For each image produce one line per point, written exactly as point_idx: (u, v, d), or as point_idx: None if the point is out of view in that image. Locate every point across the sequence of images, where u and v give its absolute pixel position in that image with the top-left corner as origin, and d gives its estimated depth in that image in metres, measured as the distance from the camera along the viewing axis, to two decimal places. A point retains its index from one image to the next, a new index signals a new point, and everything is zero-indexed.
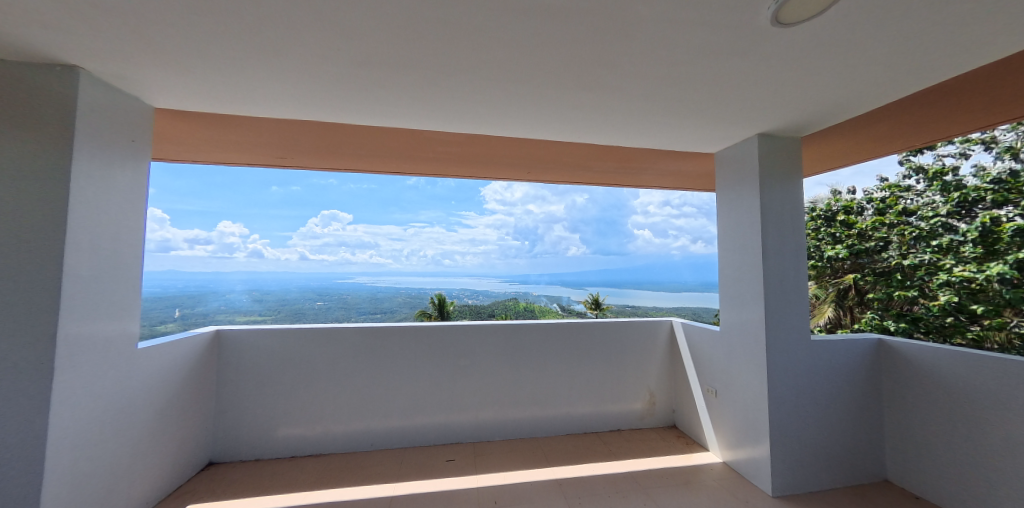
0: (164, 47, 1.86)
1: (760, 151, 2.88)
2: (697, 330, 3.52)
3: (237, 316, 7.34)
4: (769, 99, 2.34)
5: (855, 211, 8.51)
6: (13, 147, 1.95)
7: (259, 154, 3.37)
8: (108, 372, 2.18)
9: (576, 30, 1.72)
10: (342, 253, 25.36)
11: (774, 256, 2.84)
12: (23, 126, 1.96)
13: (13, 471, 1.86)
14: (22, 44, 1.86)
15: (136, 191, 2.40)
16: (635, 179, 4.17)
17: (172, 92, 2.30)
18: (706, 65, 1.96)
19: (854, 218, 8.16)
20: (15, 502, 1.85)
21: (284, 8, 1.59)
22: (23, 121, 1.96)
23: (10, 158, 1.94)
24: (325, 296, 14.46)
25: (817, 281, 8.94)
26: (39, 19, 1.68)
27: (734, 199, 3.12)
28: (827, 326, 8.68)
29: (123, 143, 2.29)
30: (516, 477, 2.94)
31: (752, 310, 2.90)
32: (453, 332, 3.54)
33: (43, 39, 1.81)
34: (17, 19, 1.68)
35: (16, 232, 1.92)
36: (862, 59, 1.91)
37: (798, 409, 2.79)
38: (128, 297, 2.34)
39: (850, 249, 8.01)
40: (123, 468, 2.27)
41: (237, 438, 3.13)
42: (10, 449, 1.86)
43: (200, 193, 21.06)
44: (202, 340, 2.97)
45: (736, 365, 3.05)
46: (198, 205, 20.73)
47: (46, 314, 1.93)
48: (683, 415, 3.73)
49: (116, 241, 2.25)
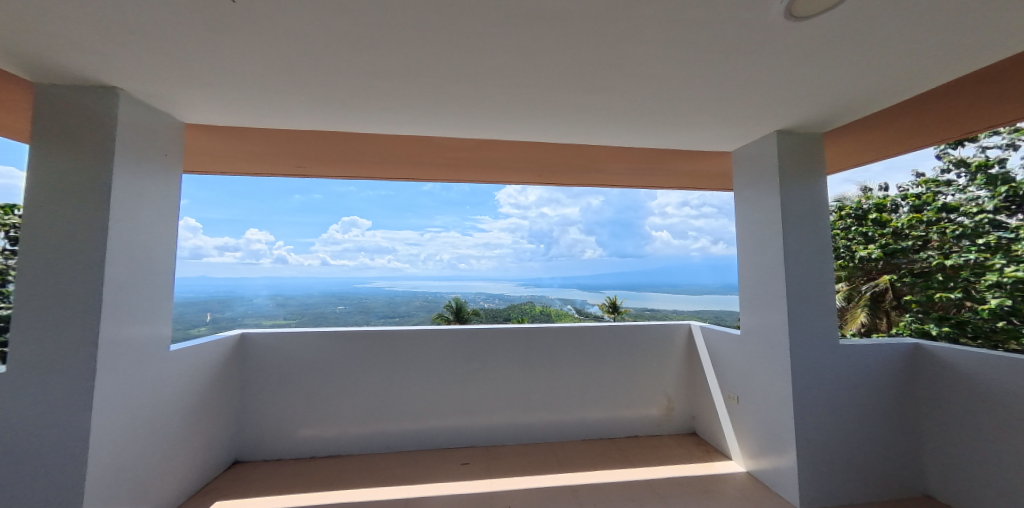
0: (196, 68, 1.99)
1: (779, 149, 2.80)
2: (717, 333, 3.42)
3: (262, 319, 7.93)
4: (786, 95, 2.28)
5: (889, 208, 8.26)
6: (63, 164, 2.11)
7: (279, 164, 3.49)
8: (144, 373, 2.31)
9: (583, 34, 1.73)
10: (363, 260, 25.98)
11: (797, 258, 2.75)
12: (70, 144, 2.12)
13: (59, 469, 1.99)
14: (70, 71, 2.02)
15: (167, 201, 2.54)
16: (646, 180, 4.09)
17: (201, 108, 2.44)
18: (718, 62, 1.94)
19: (887, 216, 7.88)
20: (63, 495, 1.98)
21: (304, 26, 1.68)
22: (68, 139, 2.12)
23: (59, 173, 2.10)
24: (344, 300, 14.84)
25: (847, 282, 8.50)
26: (85, 47, 1.83)
27: (752, 199, 3.04)
28: (860, 331, 8.05)
29: (156, 156, 2.44)
30: (530, 482, 2.93)
31: (773, 311, 2.81)
32: (467, 335, 3.56)
33: (87, 65, 1.97)
34: (64, 46, 1.82)
35: (66, 242, 2.08)
36: (882, 52, 1.86)
37: (825, 415, 2.68)
38: (161, 303, 2.48)
39: (884, 249, 7.70)
40: (156, 464, 2.39)
41: (260, 439, 3.24)
42: (57, 445, 2.00)
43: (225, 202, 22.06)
44: (228, 343, 3.10)
45: (757, 369, 2.95)
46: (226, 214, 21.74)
47: (89, 319, 2.07)
48: (703, 420, 3.63)
49: (149, 248, 2.39)
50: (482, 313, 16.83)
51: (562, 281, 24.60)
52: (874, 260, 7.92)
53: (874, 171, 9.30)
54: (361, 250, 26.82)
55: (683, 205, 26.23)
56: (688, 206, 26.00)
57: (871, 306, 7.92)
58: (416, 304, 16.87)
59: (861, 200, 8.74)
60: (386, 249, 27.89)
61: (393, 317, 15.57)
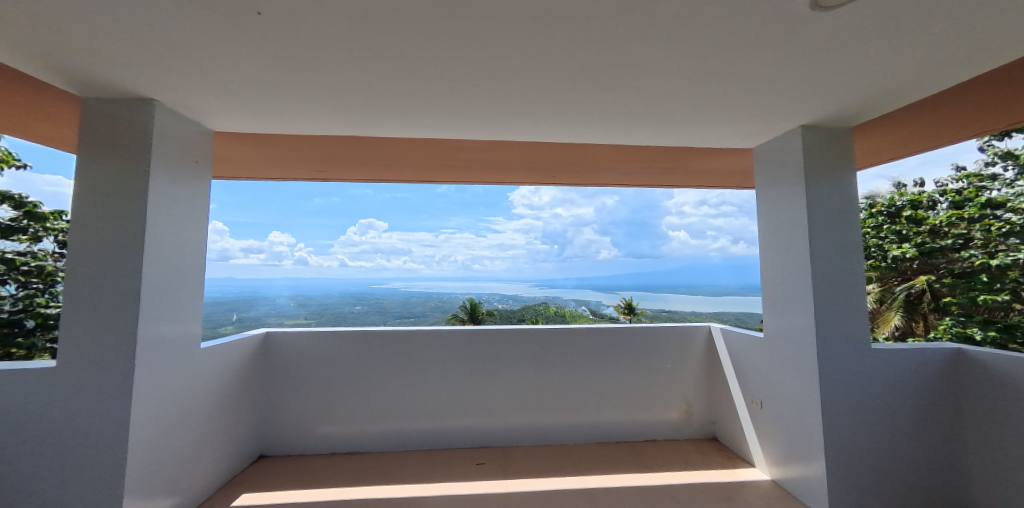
0: (223, 78, 2.09)
1: (804, 144, 2.70)
2: (739, 336, 3.32)
3: (281, 318, 8.18)
4: (811, 89, 2.20)
5: (925, 205, 8.58)
6: (104, 172, 2.25)
7: (301, 169, 3.62)
8: (176, 369, 2.44)
9: (596, 33, 1.72)
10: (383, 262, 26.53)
11: (824, 257, 2.64)
12: (111, 153, 2.26)
13: (101, 458, 2.12)
14: (110, 84, 2.15)
15: (198, 205, 2.67)
16: (664, 179, 4.01)
17: (229, 117, 2.56)
18: (739, 56, 1.88)
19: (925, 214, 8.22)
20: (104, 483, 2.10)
21: (323, 35, 1.73)
22: (110, 149, 2.26)
23: (103, 180, 2.25)
24: (362, 301, 15.17)
25: (879, 281, 8.51)
26: (124, 62, 1.94)
27: (775, 197, 2.94)
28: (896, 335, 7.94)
29: (189, 163, 2.57)
30: (547, 484, 2.93)
31: (799, 313, 2.70)
32: (484, 335, 3.59)
33: (126, 78, 2.09)
34: (105, 61, 1.94)
35: (107, 245, 2.22)
36: (918, 39, 1.76)
37: (855, 422, 2.56)
38: (191, 303, 2.60)
39: (921, 249, 7.95)
40: (188, 457, 2.51)
41: (283, 435, 3.35)
42: (98, 436, 2.13)
43: (248, 205, 22.98)
44: (254, 341, 3.22)
45: (782, 373, 2.84)
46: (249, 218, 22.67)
47: (127, 318, 2.19)
48: (724, 426, 3.52)
49: (181, 250, 2.52)
50: (495, 313, 16.88)
51: (582, 282, 24.38)
52: (909, 260, 8.09)
53: (903, 166, 9.34)
54: (378, 252, 27.36)
55: (702, 204, 25.83)
56: (705, 205, 25.49)
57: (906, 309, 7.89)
58: (432, 304, 17.07)
59: (896, 197, 9.00)
60: (401, 252, 28.35)
61: (408, 317, 15.88)
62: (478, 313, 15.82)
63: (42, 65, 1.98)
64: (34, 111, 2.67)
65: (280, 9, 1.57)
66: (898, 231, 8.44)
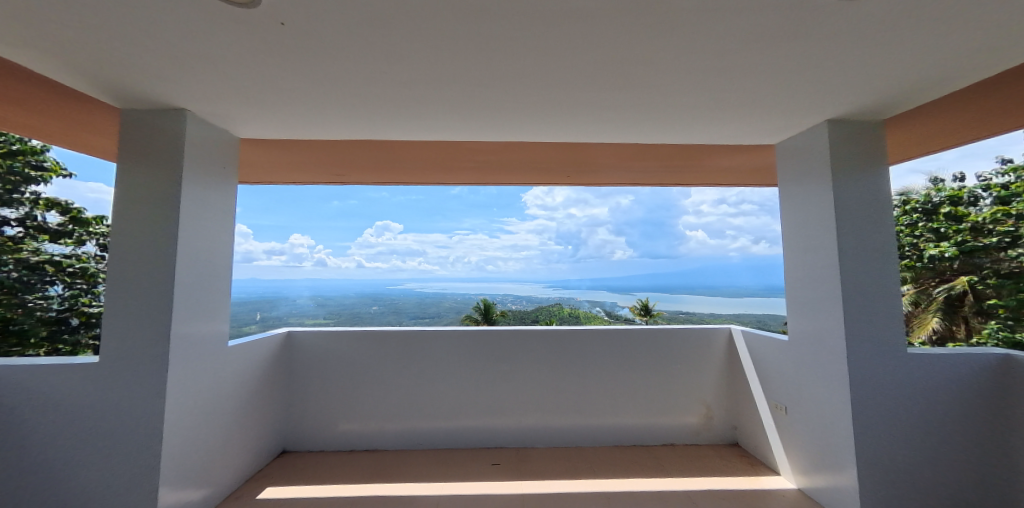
0: (247, 87, 2.17)
1: (831, 139, 2.59)
2: (761, 339, 3.20)
3: (299, 318, 8.41)
4: (837, 81, 2.11)
5: (965, 201, 8.70)
6: (140, 179, 2.38)
7: (320, 173, 3.74)
8: (206, 367, 2.55)
9: (608, 31, 1.69)
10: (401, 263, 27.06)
11: (853, 257, 2.52)
12: (146, 161, 2.39)
13: (137, 450, 2.24)
14: (145, 96, 2.27)
15: (225, 209, 2.79)
16: (682, 178, 3.92)
17: (254, 124, 2.66)
18: (761, 50, 1.82)
19: (965, 211, 8.42)
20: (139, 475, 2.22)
21: (340, 43, 1.78)
22: (145, 157, 2.39)
23: (139, 187, 2.37)
24: (378, 301, 15.47)
25: (914, 284, 8.67)
26: (157, 74, 2.05)
27: (800, 195, 2.83)
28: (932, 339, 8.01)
29: (217, 169, 2.69)
30: (564, 486, 2.91)
31: (827, 315, 2.59)
32: (501, 336, 3.60)
33: (159, 90, 2.21)
34: (140, 74, 2.05)
35: (142, 248, 2.34)
36: (957, 26, 1.66)
37: (888, 430, 2.43)
38: (219, 303, 2.72)
39: (960, 247, 8.09)
40: (216, 451, 2.62)
41: (305, 431, 3.44)
42: (134, 429, 2.25)
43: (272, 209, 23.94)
44: (277, 340, 3.33)
45: (808, 378, 2.73)
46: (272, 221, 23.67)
47: (160, 317, 2.31)
48: (746, 431, 3.41)
49: (210, 253, 2.63)
50: (509, 313, 16.50)
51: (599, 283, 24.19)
52: (947, 259, 8.21)
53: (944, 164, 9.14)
54: (394, 253, 27.79)
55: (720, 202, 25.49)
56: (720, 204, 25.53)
57: (945, 312, 7.99)
58: (447, 305, 17.25)
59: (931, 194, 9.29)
60: (417, 252, 28.59)
61: (420, 318, 16.28)
62: (492, 314, 15.88)
63: (85, 79, 2.10)
64: (77, 122, 2.84)
65: (302, 20, 1.62)
66: (935, 229, 8.60)
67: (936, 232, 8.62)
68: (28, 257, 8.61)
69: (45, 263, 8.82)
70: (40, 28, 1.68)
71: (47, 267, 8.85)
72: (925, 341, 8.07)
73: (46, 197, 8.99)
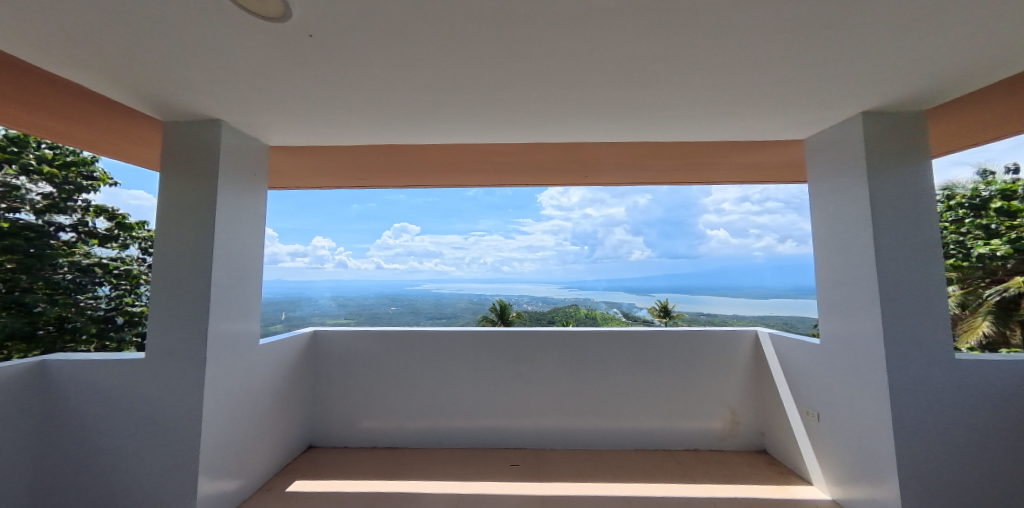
0: (276, 97, 2.28)
1: (867, 132, 2.45)
2: (791, 342, 3.06)
3: (320, 317, 8.70)
4: (873, 71, 1.99)
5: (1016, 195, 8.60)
6: (180, 187, 2.53)
7: (343, 178, 3.86)
8: (239, 363, 2.68)
9: (626, 29, 1.68)
10: (423, 265, 27.61)
11: (892, 256, 2.37)
12: (186, 170, 2.54)
13: (179, 441, 2.39)
14: (185, 108, 2.42)
15: (257, 214, 2.93)
16: (703, 176, 3.81)
17: (282, 132, 2.79)
18: (790, 41, 1.75)
19: (1017, 206, 8.34)
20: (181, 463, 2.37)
21: (362, 52, 1.84)
22: (185, 167, 2.54)
23: (179, 194, 2.53)
24: (398, 301, 15.94)
25: (963, 284, 8.29)
26: (195, 88, 2.18)
27: (831, 191, 2.69)
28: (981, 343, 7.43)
29: (249, 176, 2.84)
30: (584, 488, 2.88)
31: (863, 318, 2.44)
32: (520, 337, 3.61)
33: (198, 102, 2.34)
34: (181, 89, 2.19)
35: (182, 252, 2.49)
36: (1011, 5, 1.54)
37: (931, 441, 2.28)
38: (251, 303, 2.86)
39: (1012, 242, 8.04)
40: (248, 444, 2.75)
41: (330, 427, 3.56)
42: (177, 421, 2.40)
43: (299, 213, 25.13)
44: (303, 339, 3.46)
45: (842, 384, 2.58)
46: (297, 224, 24.90)
47: (198, 317, 2.45)
48: (774, 438, 3.27)
49: (243, 255, 2.77)
50: (526, 314, 16.57)
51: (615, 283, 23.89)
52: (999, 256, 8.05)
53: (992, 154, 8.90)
54: (416, 254, 28.40)
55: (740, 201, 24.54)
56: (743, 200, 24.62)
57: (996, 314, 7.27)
58: (460, 306, 17.41)
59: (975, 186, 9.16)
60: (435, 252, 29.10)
61: (437, 317, 16.58)
62: (509, 315, 15.92)
63: (131, 94, 2.25)
64: (123, 134, 3.05)
65: (326, 30, 1.68)
66: (987, 225, 8.54)
67: (988, 229, 8.54)
68: (80, 260, 9.79)
69: (95, 266, 10.06)
70: (94, 48, 1.82)
71: (96, 269, 10.07)
72: (974, 346, 7.57)
73: (94, 204, 10.23)
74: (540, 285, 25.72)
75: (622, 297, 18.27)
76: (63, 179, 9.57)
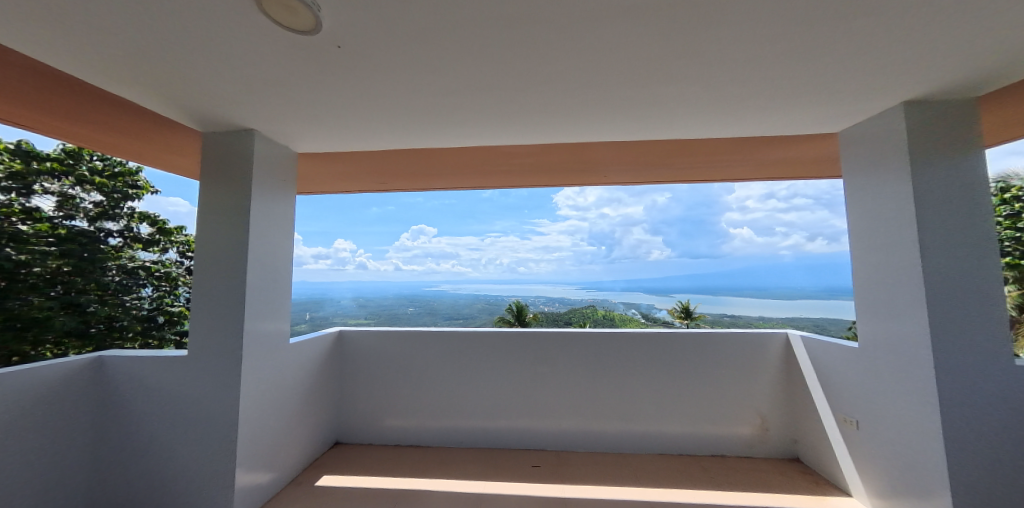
0: (302, 107, 2.37)
1: (911, 121, 2.28)
2: (825, 346, 2.89)
3: (339, 318, 8.90)
4: (918, 56, 1.85)
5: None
6: (217, 194, 2.68)
7: (364, 182, 3.97)
8: (271, 362, 2.81)
9: (646, 24, 1.64)
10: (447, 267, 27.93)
11: (940, 254, 2.20)
12: (222, 179, 2.69)
13: (218, 434, 2.53)
14: (221, 120, 2.55)
15: (287, 219, 3.06)
16: (727, 173, 3.66)
17: (309, 140, 2.90)
18: (824, 28, 1.65)
19: None
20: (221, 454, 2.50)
21: (382, 61, 1.89)
22: (220, 175, 2.69)
23: (215, 200, 2.67)
24: (415, 303, 15.34)
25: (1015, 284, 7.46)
26: (230, 100, 2.30)
27: (869, 185, 2.53)
28: None
29: (280, 182, 2.97)
30: (606, 492, 2.84)
31: (908, 321, 2.28)
32: (541, 339, 3.59)
33: (233, 114, 2.47)
34: (217, 102, 2.32)
35: (219, 255, 2.63)
36: None
37: (986, 454, 2.10)
38: (283, 304, 2.99)
39: None
40: (279, 438, 2.87)
41: (355, 424, 3.66)
42: (216, 415, 2.54)
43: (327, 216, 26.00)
44: (329, 338, 3.58)
45: (883, 391, 2.42)
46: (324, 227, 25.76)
47: (234, 317, 2.58)
48: (808, 446, 3.11)
49: (274, 259, 2.90)
50: (543, 315, 16.47)
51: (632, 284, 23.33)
52: None
53: None
54: (438, 254, 28.78)
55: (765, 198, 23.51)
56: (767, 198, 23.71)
57: None
58: (477, 306, 17.46)
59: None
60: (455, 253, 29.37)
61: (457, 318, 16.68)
62: (528, 317, 15.81)
63: (173, 108, 2.40)
64: (160, 144, 3.22)
65: (351, 39, 1.73)
66: None
67: None
68: (125, 263, 10.61)
69: (139, 269, 10.88)
70: (141, 67, 1.95)
71: (140, 272, 10.91)
72: None
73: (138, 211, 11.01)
74: (559, 285, 25.52)
75: (640, 297, 17.83)
76: (112, 188, 10.36)
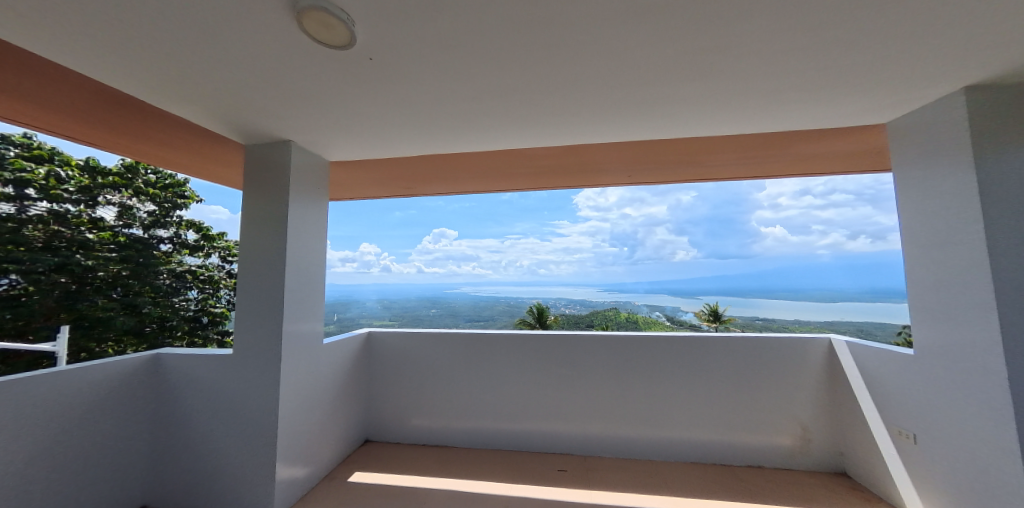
0: (332, 118, 2.47)
1: (976, 107, 2.06)
2: (874, 352, 2.67)
3: (363, 318, 9.12)
4: (981, 34, 1.67)
5: None
6: (256, 202, 2.83)
7: (391, 187, 4.07)
8: (307, 361, 2.94)
9: (670, 18, 1.58)
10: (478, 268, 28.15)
11: (1010, 253, 1.98)
12: (261, 188, 2.84)
13: (260, 429, 2.67)
14: (260, 133, 2.70)
15: (319, 225, 3.19)
16: (761, 169, 3.46)
17: (340, 149, 3.01)
18: (869, 10, 1.53)
19: None
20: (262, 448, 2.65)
21: (404, 70, 1.94)
22: (260, 185, 2.84)
23: (255, 208, 2.83)
24: (438, 303, 14.89)
25: None
26: (267, 114, 2.43)
27: (925, 178, 2.30)
28: None
29: (313, 190, 3.10)
30: (635, 500, 2.75)
31: (973, 326, 2.05)
32: (567, 342, 3.54)
33: (270, 127, 2.61)
34: (257, 116, 2.45)
35: (258, 261, 2.78)
36: None
37: None
38: (317, 307, 3.12)
39: None
40: (314, 435, 3.00)
41: (385, 423, 3.76)
42: (257, 411, 2.68)
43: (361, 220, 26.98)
44: (360, 339, 3.70)
45: (943, 402, 2.19)
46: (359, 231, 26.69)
47: (273, 319, 2.72)
48: (857, 460, 2.88)
49: (308, 263, 3.03)
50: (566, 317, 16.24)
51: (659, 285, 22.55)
52: None
53: None
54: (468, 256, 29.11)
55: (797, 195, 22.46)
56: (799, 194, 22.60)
57: None
58: (503, 307, 17.43)
59: None
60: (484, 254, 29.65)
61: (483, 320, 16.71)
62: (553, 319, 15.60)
63: (217, 123, 2.56)
64: (205, 156, 3.44)
65: (375, 51, 1.78)
66: None
67: None
68: (176, 267, 11.61)
69: (186, 273, 11.87)
70: (188, 86, 2.10)
71: (187, 276, 11.91)
72: None
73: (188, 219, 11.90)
74: (586, 286, 25.17)
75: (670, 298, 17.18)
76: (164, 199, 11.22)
